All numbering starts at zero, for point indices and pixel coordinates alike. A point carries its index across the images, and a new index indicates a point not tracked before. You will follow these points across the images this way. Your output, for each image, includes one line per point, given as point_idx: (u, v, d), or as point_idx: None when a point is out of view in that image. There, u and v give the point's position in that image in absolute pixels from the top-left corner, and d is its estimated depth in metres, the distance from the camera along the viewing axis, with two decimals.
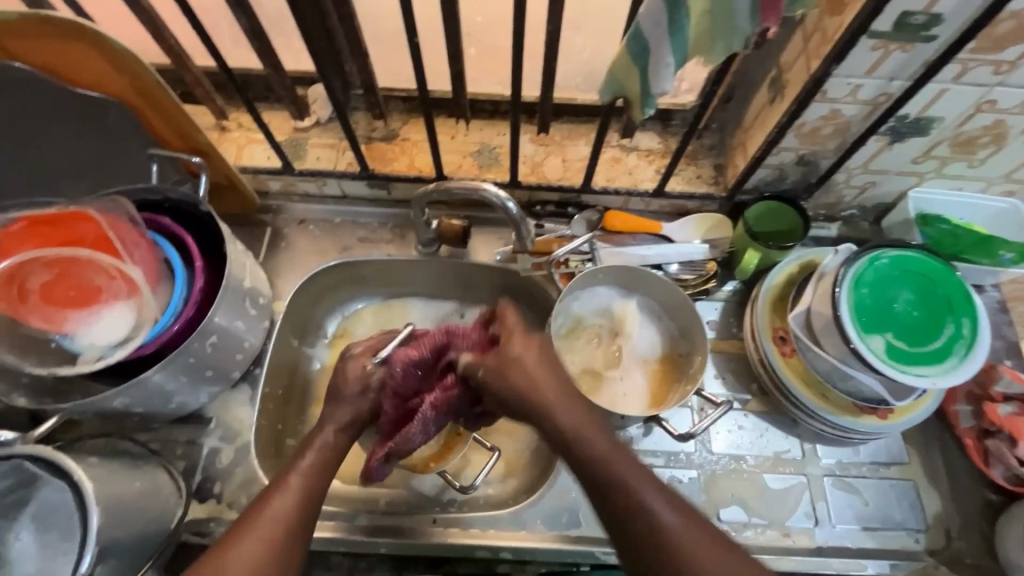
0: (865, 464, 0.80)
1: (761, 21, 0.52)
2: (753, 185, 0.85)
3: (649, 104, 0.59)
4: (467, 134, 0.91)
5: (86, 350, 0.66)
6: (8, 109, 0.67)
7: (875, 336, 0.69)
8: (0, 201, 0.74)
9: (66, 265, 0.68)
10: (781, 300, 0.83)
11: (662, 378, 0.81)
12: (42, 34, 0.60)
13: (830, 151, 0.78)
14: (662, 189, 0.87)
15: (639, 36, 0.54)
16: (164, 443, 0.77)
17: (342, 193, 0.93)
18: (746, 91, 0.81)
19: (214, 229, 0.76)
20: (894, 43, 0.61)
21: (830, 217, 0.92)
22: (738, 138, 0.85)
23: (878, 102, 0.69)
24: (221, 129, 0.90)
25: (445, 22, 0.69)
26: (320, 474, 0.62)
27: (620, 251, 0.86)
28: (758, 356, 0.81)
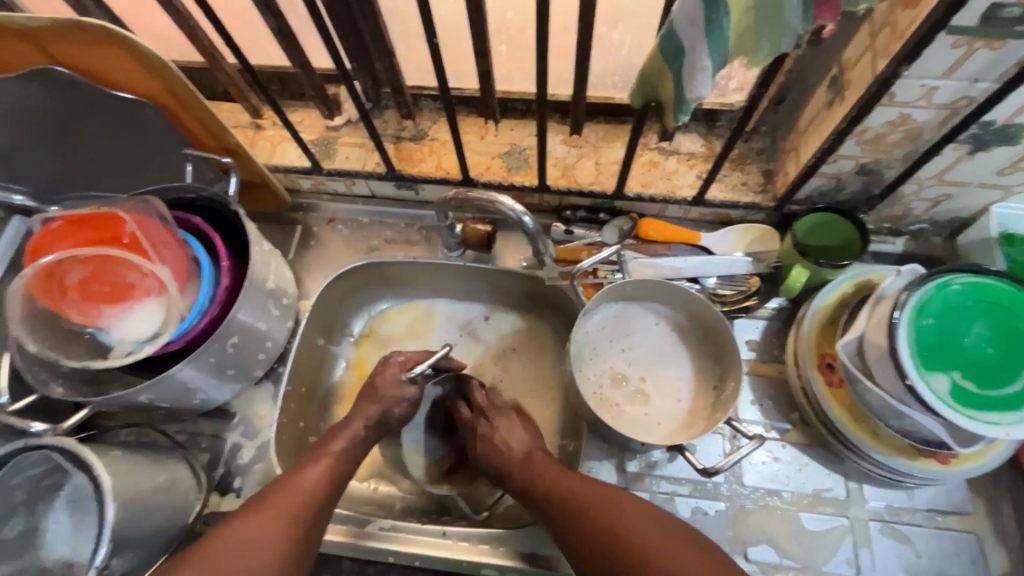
0: (919, 510, 0.72)
1: (815, 19, 0.45)
2: (806, 194, 0.77)
3: (684, 110, 0.54)
4: (497, 134, 0.87)
5: (118, 344, 0.68)
6: (60, 108, 0.71)
7: (938, 374, 0.61)
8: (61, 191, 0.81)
9: (101, 262, 0.70)
10: (832, 323, 0.76)
11: (689, 403, 0.77)
12: (78, 39, 0.62)
13: (898, 160, 0.69)
14: (703, 196, 0.81)
15: (673, 36, 0.49)
16: (190, 435, 0.79)
17: (370, 193, 0.92)
18: (802, 91, 0.73)
19: (242, 229, 0.77)
20: (979, 40, 0.52)
21: (895, 231, 0.83)
22: (791, 142, 0.77)
23: (957, 106, 0.60)
24: (256, 127, 0.91)
25: (471, 21, 0.65)
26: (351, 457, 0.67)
27: (652, 261, 0.81)
28: (801, 383, 0.75)
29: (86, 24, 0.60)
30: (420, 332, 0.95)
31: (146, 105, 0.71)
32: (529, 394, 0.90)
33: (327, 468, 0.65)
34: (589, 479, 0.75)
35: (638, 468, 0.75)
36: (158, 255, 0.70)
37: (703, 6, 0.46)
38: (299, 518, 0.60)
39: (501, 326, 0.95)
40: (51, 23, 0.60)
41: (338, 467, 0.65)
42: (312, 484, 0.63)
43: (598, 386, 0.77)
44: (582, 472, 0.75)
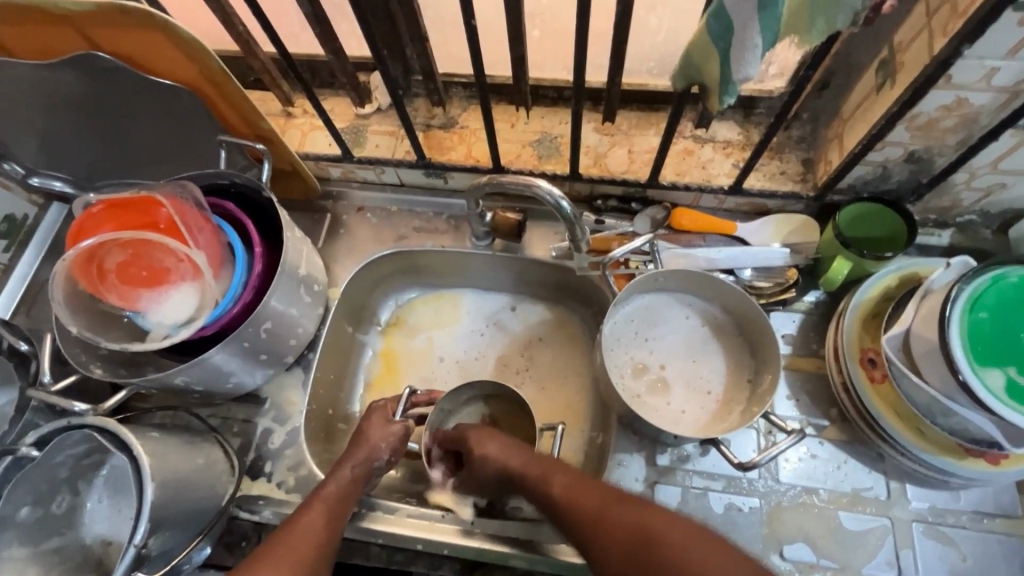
0: (965, 513, 0.69)
1: None
2: (849, 184, 0.75)
3: (729, 92, 0.52)
4: (528, 122, 0.86)
5: (155, 328, 0.69)
6: (100, 94, 0.72)
7: (992, 370, 0.58)
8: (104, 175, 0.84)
9: (139, 247, 0.71)
10: (874, 317, 0.73)
11: (721, 397, 0.75)
12: (117, 23, 0.62)
13: (949, 147, 0.66)
14: (739, 185, 0.78)
15: (722, 13, 0.47)
16: (222, 419, 0.80)
17: (399, 182, 0.92)
18: (848, 76, 0.71)
19: (274, 215, 0.77)
20: None
21: (941, 223, 0.79)
22: (834, 129, 0.74)
23: (1018, 89, 0.57)
24: (287, 115, 0.91)
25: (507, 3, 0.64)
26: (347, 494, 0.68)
27: (685, 252, 0.79)
28: (841, 379, 0.72)
29: (127, 8, 0.60)
30: (446, 322, 0.95)
31: (183, 91, 0.72)
32: (556, 385, 0.89)
33: (323, 513, 0.65)
34: (619, 472, 0.74)
35: (669, 462, 0.73)
36: (193, 240, 0.71)
37: None
38: (314, 561, 0.61)
39: (528, 317, 0.94)
40: (98, 11, 0.60)
41: (335, 508, 0.66)
42: (314, 532, 0.63)
43: (629, 377, 0.76)
44: (612, 464, 0.74)
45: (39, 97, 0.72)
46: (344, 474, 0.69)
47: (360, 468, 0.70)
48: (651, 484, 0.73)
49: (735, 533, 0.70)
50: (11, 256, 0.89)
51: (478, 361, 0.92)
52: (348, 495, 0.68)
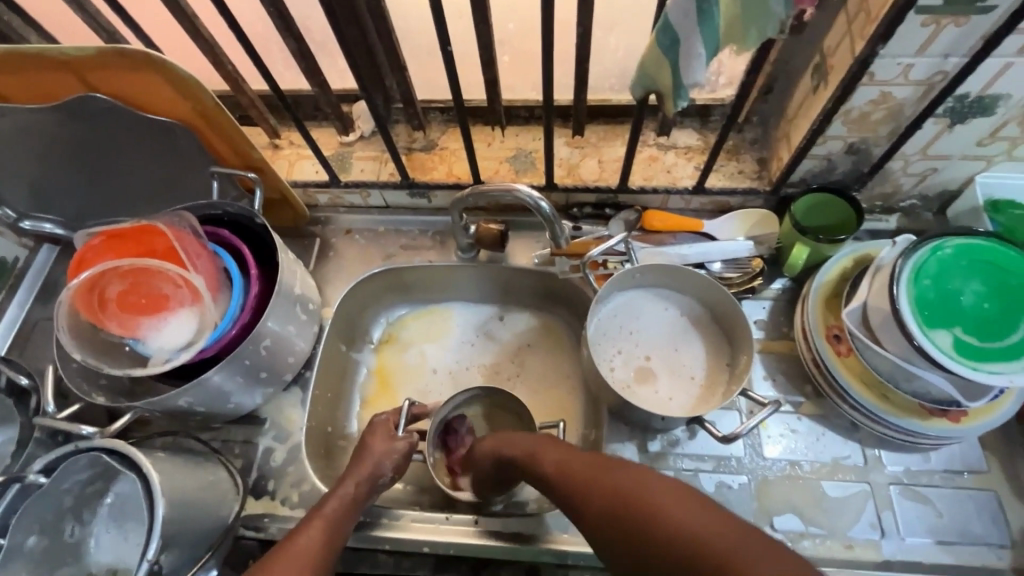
0: (937, 472, 0.74)
1: (796, 4, 0.51)
2: (800, 177, 0.82)
3: (682, 96, 0.59)
4: (503, 140, 0.92)
5: (155, 353, 0.71)
6: (95, 134, 0.76)
7: (940, 331, 0.64)
8: (99, 212, 0.87)
9: (139, 276, 0.74)
10: (835, 297, 0.79)
11: (703, 381, 0.79)
12: (116, 65, 0.66)
13: (883, 137, 0.74)
14: (702, 185, 0.85)
15: (668, 27, 0.53)
16: (224, 442, 0.82)
17: (385, 204, 0.96)
18: (788, 81, 0.78)
19: (267, 239, 0.80)
20: (946, 18, 0.57)
21: (888, 209, 0.87)
22: (782, 129, 0.82)
23: (932, 82, 0.65)
24: (274, 146, 0.96)
25: (479, 31, 0.71)
26: (346, 513, 0.68)
27: (659, 250, 0.85)
28: (811, 356, 0.78)
29: (126, 51, 0.64)
30: (437, 336, 0.98)
31: (177, 127, 0.76)
32: (548, 386, 0.93)
33: (325, 528, 0.65)
34: None
35: (660, 448, 0.77)
36: (192, 265, 0.74)
37: None
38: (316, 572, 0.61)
39: (516, 325, 0.98)
40: (96, 51, 0.64)
41: (334, 526, 0.66)
42: (315, 544, 0.63)
43: (617, 366, 0.80)
44: (607, 455, 0.78)
45: (33, 142, 0.76)
46: (349, 488, 0.70)
47: (365, 482, 0.71)
48: None
49: (727, 511, 0.73)
50: (3, 298, 0.90)
51: (470, 369, 0.95)
52: (351, 511, 0.69)
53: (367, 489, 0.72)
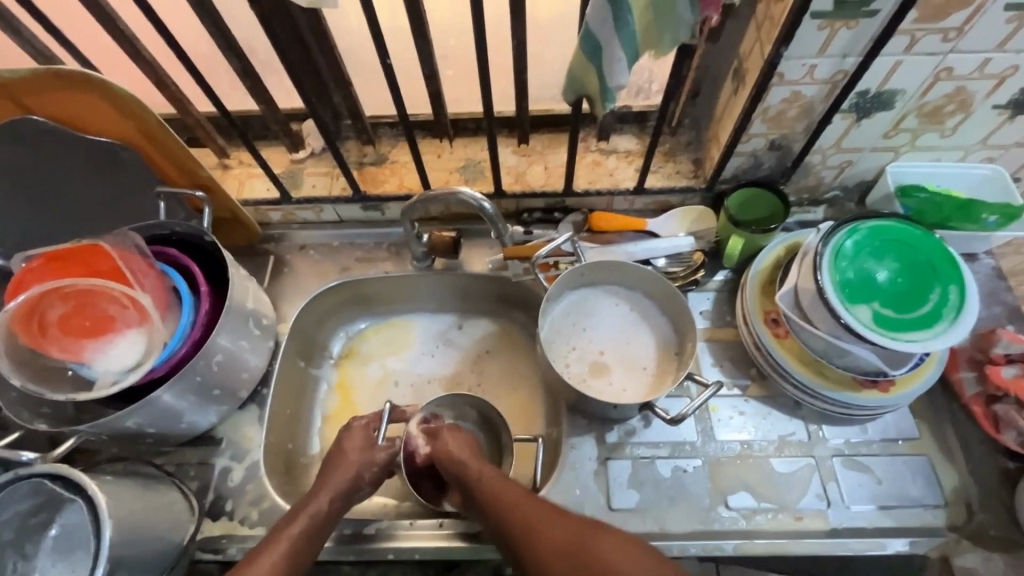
0: (875, 442, 0.78)
1: (702, 10, 0.55)
2: (731, 174, 0.87)
3: (609, 99, 0.63)
4: (452, 152, 0.95)
5: (101, 376, 0.70)
6: (32, 159, 0.75)
7: (861, 306, 0.69)
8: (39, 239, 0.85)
9: (82, 298, 0.72)
10: (771, 284, 0.84)
11: (654, 371, 0.82)
12: (54, 87, 0.67)
13: (800, 133, 0.80)
14: (642, 185, 0.89)
15: (590, 36, 0.57)
16: (178, 465, 0.80)
17: (338, 219, 0.97)
18: (712, 86, 0.84)
19: (217, 257, 0.80)
20: (839, 21, 0.63)
21: (815, 201, 0.93)
22: (712, 131, 0.87)
23: (835, 80, 0.71)
24: (223, 167, 0.96)
25: (419, 46, 0.74)
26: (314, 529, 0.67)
27: (607, 249, 0.88)
28: (752, 340, 0.82)
29: (64, 71, 0.65)
30: (398, 348, 0.99)
31: (120, 148, 0.76)
32: (509, 389, 0.94)
33: (295, 545, 0.65)
34: (574, 454, 0.79)
35: (617, 438, 0.79)
36: (138, 285, 0.73)
37: (609, 7, 0.55)
38: None
39: (475, 332, 1.00)
40: (33, 74, 0.65)
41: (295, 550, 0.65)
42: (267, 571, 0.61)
43: (572, 361, 0.83)
44: (566, 450, 0.79)
45: None
46: (322, 504, 0.69)
47: (343, 491, 0.71)
48: (604, 461, 0.78)
49: (682, 494, 0.76)
50: None
51: (431, 377, 0.95)
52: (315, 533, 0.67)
53: (340, 504, 0.71)
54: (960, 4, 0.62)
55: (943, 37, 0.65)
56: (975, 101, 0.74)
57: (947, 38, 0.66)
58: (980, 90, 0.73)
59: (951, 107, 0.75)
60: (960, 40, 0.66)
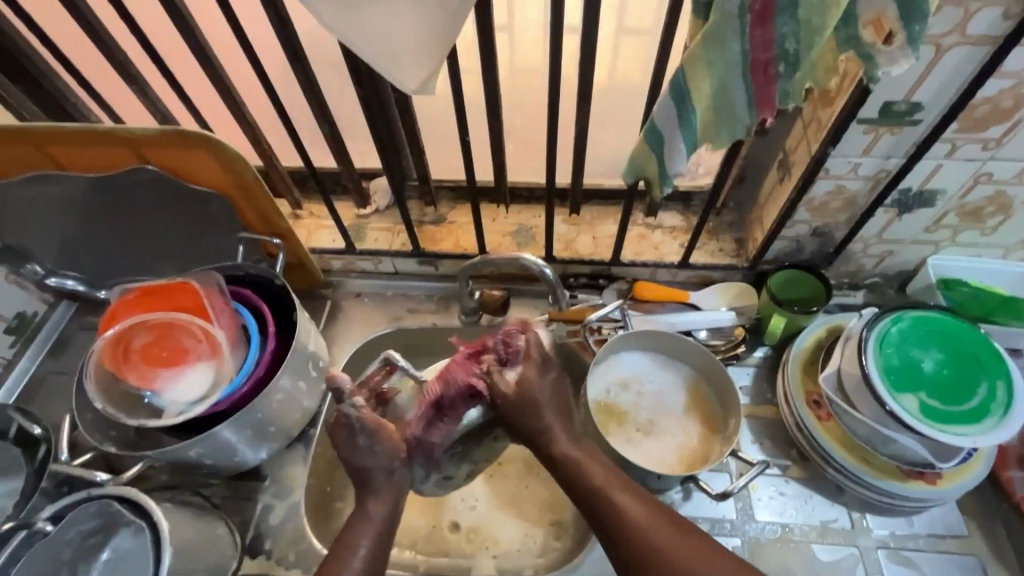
0: (921, 536, 0.77)
1: (758, 114, 0.60)
2: (774, 255, 0.91)
3: (667, 184, 0.68)
4: (507, 217, 1.01)
5: (169, 406, 0.74)
6: (137, 202, 0.84)
7: (907, 395, 0.70)
8: (127, 272, 0.94)
9: (163, 329, 0.78)
10: (811, 364, 0.86)
11: (703, 419, 0.84)
12: (173, 143, 0.76)
13: (843, 223, 0.84)
14: (687, 260, 0.94)
15: (655, 129, 0.64)
16: (223, 498, 0.82)
17: (394, 270, 1.03)
18: (758, 174, 0.90)
19: (285, 298, 0.85)
20: (882, 127, 0.69)
21: (855, 285, 0.95)
22: (756, 214, 0.92)
23: (878, 178, 0.76)
24: (295, 217, 1.04)
25: (492, 125, 0.82)
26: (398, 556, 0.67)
27: (649, 318, 0.92)
28: (793, 419, 0.82)
29: (186, 132, 0.74)
30: None
31: (216, 197, 0.84)
32: None
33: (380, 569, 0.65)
34: None
35: None
36: (215, 320, 0.78)
37: (675, 108, 0.61)
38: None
39: None
40: (159, 134, 0.74)
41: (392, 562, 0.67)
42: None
43: (623, 429, 0.83)
44: None
45: (78, 207, 0.84)
46: None
47: None
48: None
49: None
50: (15, 352, 0.95)
51: None
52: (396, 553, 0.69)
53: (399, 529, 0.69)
54: (999, 119, 0.67)
55: (983, 146, 0.70)
56: (1015, 204, 0.78)
57: (987, 147, 0.70)
58: (1019, 195, 0.76)
59: (991, 208, 0.79)
60: (999, 149, 0.70)
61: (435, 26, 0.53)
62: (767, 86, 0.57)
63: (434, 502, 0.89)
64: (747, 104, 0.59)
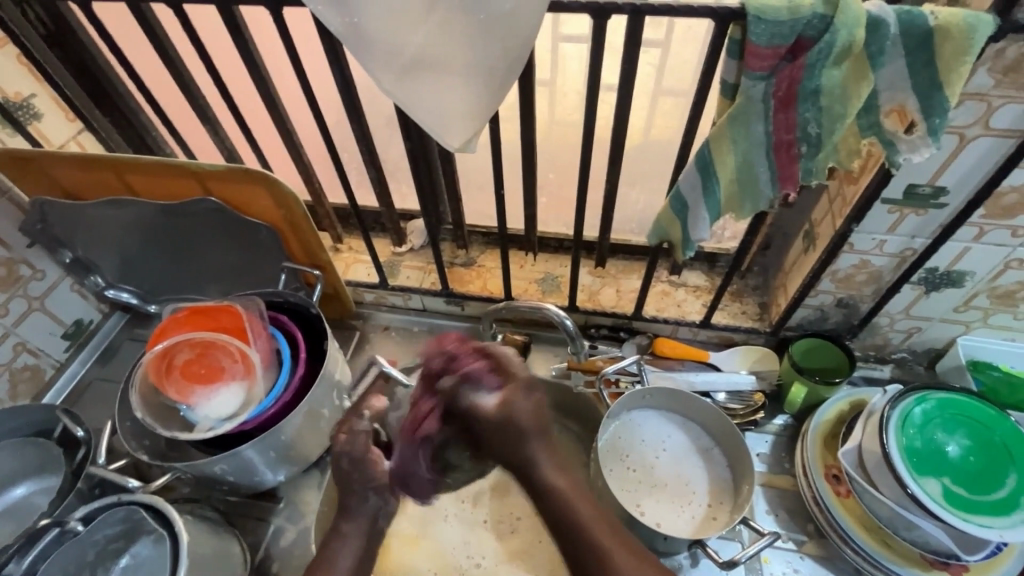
0: None
1: (780, 188, 0.62)
2: (797, 322, 0.91)
3: (690, 248, 0.71)
4: (534, 264, 1.05)
5: (201, 420, 0.78)
6: (197, 229, 0.92)
7: (930, 480, 0.69)
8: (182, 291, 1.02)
9: (204, 347, 0.83)
10: (832, 438, 0.84)
11: (716, 485, 0.83)
12: (236, 179, 0.83)
13: (868, 296, 0.84)
14: (708, 320, 0.95)
15: (679, 196, 0.67)
16: (240, 516, 0.85)
17: (422, 307, 1.08)
18: (783, 241, 0.92)
19: (318, 327, 0.90)
20: (907, 208, 0.70)
21: (882, 359, 0.94)
22: (780, 280, 0.93)
23: (904, 255, 0.77)
24: (335, 250, 1.10)
25: (526, 180, 0.87)
26: None
27: (668, 375, 0.92)
28: (811, 493, 0.80)
29: (249, 170, 0.81)
30: None
31: (266, 228, 0.90)
32: None
33: None
34: None
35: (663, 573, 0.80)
36: (252, 343, 0.83)
37: (700, 177, 0.64)
38: None
39: None
40: (226, 170, 0.82)
41: None
42: None
43: (625, 486, 0.83)
44: None
45: (143, 229, 0.92)
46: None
47: None
48: None
49: None
50: (68, 355, 1.02)
51: None
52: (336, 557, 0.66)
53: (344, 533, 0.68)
54: None
55: (1011, 232, 0.70)
56: None
57: (1016, 234, 0.70)
58: None
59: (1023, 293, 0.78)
60: None
61: (484, 95, 0.58)
62: (789, 164, 0.60)
63: (442, 542, 0.89)
64: (770, 178, 0.62)
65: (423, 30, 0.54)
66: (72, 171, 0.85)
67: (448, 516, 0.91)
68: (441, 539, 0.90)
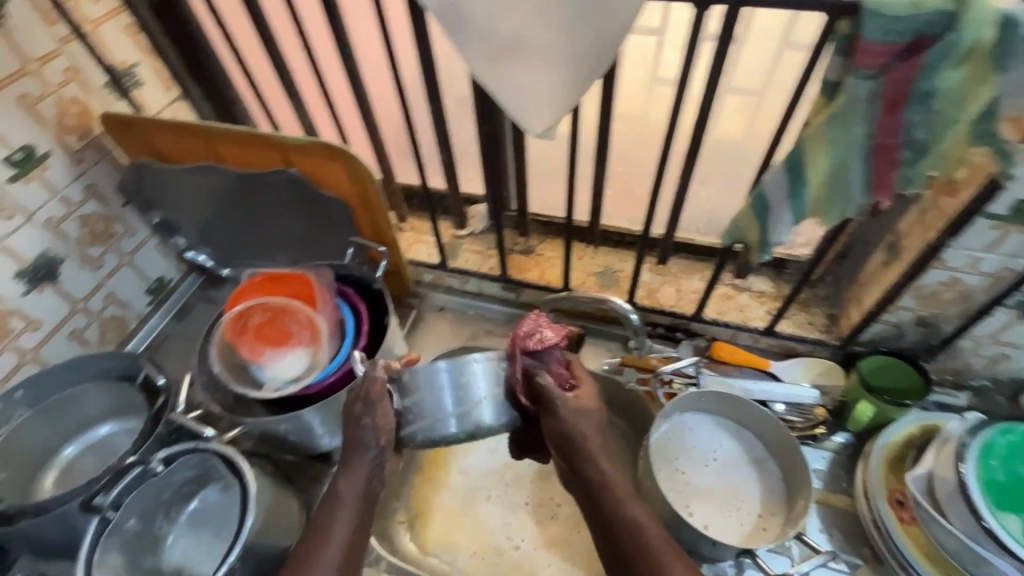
0: None
1: (874, 195, 0.60)
2: (869, 338, 0.87)
3: (766, 251, 0.69)
4: (593, 257, 1.05)
5: (269, 380, 0.83)
6: (274, 199, 0.96)
7: (1010, 515, 0.64)
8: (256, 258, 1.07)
9: (276, 312, 0.88)
10: (899, 462, 0.80)
11: (768, 495, 0.81)
12: (317, 153, 0.86)
13: (953, 316, 0.79)
14: (772, 328, 0.92)
15: (762, 197, 0.65)
16: (297, 474, 0.90)
17: (478, 291, 1.09)
18: (861, 252, 0.87)
19: (380, 301, 0.92)
20: (1012, 225, 0.66)
21: (959, 384, 0.88)
22: (853, 292, 0.89)
23: (1000, 276, 0.72)
24: (399, 229, 1.13)
25: (596, 171, 0.86)
26: None
27: (724, 380, 0.90)
28: (871, 516, 0.77)
29: (330, 145, 0.83)
30: None
31: (338, 202, 0.93)
32: None
33: None
34: None
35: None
36: (319, 311, 0.87)
37: (787, 178, 0.62)
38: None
39: None
40: (307, 144, 0.85)
41: None
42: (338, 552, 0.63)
43: (672, 485, 0.82)
44: None
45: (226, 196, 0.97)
46: None
47: None
48: None
49: None
50: (150, 309, 1.09)
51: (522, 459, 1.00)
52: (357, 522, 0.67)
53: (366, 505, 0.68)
54: None
55: None
56: None
57: None
58: None
59: None
60: None
61: (570, 80, 0.58)
62: (888, 170, 0.57)
63: (483, 521, 0.91)
64: (864, 184, 0.59)
65: (518, 13, 0.54)
66: (168, 137, 0.90)
67: (491, 497, 0.93)
68: (483, 518, 0.92)
